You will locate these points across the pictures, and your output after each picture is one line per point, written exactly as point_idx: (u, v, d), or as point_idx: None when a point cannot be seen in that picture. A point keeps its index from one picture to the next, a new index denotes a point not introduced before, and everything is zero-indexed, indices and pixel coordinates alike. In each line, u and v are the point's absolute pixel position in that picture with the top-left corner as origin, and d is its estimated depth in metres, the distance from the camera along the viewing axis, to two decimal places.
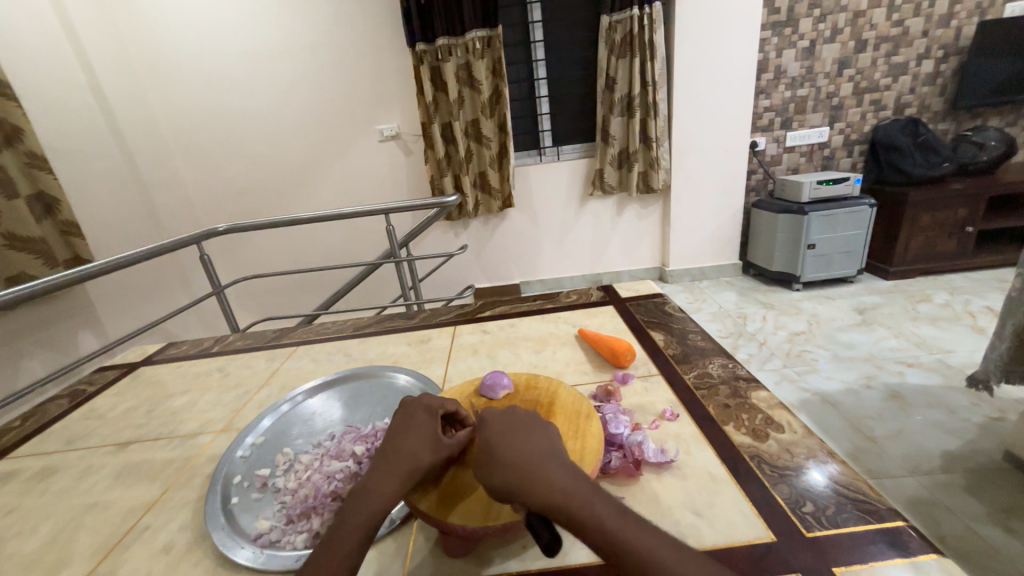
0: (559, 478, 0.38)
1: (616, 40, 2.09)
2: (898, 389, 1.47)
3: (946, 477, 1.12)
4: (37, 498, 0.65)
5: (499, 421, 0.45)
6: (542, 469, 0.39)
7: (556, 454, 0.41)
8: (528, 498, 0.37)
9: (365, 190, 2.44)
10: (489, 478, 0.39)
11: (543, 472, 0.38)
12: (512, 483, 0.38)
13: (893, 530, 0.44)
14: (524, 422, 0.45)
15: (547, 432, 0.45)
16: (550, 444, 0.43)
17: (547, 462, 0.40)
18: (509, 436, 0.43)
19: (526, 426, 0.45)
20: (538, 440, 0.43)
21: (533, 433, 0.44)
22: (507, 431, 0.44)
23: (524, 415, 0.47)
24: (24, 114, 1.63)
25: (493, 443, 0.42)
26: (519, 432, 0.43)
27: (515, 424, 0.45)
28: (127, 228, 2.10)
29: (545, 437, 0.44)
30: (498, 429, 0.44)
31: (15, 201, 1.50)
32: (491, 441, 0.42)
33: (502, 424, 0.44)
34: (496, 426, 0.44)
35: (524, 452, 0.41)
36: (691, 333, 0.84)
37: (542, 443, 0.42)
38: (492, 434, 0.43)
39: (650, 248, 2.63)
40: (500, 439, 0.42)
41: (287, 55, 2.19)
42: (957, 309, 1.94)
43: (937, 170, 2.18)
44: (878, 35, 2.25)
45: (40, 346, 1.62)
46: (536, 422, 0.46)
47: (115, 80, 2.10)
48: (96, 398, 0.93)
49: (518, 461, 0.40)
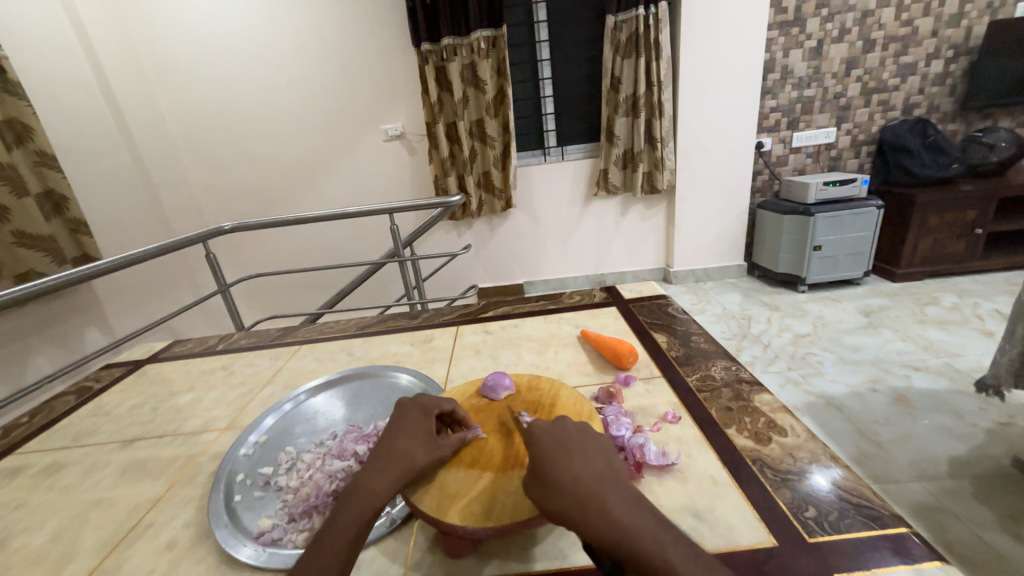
0: (621, 510, 0.37)
1: (622, 40, 2.08)
2: (905, 393, 1.46)
3: (953, 482, 1.11)
4: (44, 494, 0.66)
5: (555, 436, 0.44)
6: (603, 498, 0.38)
7: (616, 480, 0.41)
8: (588, 525, 0.36)
9: (369, 190, 2.45)
10: (546, 498, 0.39)
11: (605, 501, 0.38)
12: (575, 509, 0.37)
13: (897, 536, 0.44)
14: (580, 438, 0.45)
15: (602, 450, 0.44)
16: (608, 467, 0.42)
17: (607, 488, 0.39)
18: (566, 453, 0.42)
19: (582, 443, 0.44)
20: (595, 461, 0.42)
21: (589, 453, 0.43)
22: (565, 447, 0.43)
23: (577, 430, 0.46)
24: (34, 113, 1.64)
25: (551, 458, 0.41)
26: (576, 450, 0.43)
27: (571, 440, 0.44)
28: (135, 226, 2.13)
29: (602, 458, 0.43)
30: (554, 443, 0.43)
31: (24, 200, 1.52)
32: (549, 458, 0.41)
33: (558, 439, 0.44)
34: (549, 440, 0.43)
35: (582, 474, 0.40)
36: (694, 335, 0.84)
37: (600, 465, 0.42)
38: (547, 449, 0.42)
39: (654, 249, 2.62)
40: (559, 456, 0.42)
41: (293, 54, 2.20)
42: (966, 312, 1.92)
43: (946, 172, 2.15)
44: (887, 35, 2.23)
45: (48, 343, 1.65)
46: (589, 437, 0.45)
47: (123, 78, 2.11)
48: (102, 395, 0.94)
49: (578, 484, 0.39)
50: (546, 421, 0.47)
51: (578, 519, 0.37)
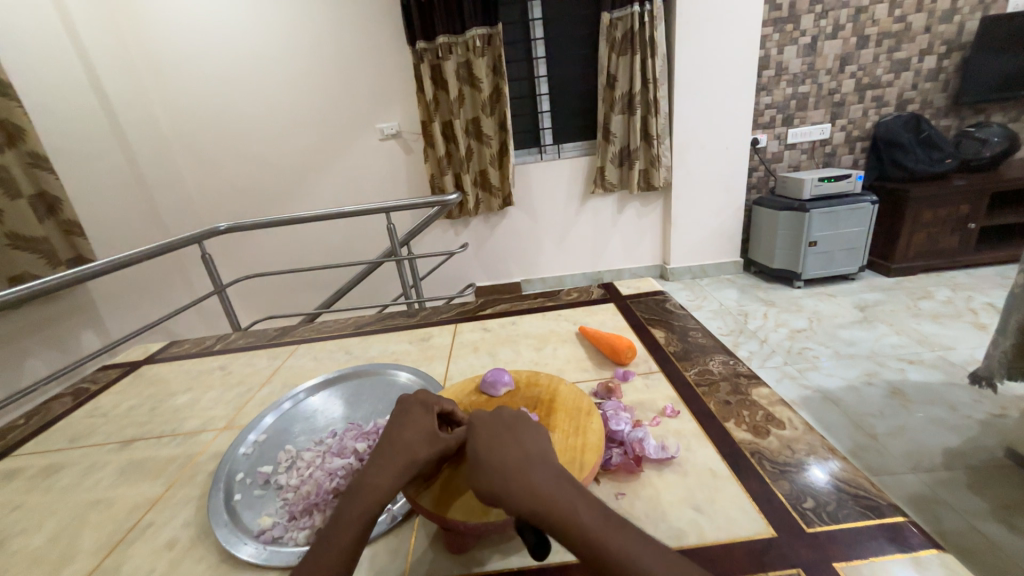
0: (545, 485, 0.37)
1: (617, 37, 2.08)
2: (900, 386, 1.47)
3: (948, 474, 1.12)
4: (42, 495, 0.66)
5: (487, 420, 0.44)
6: (528, 474, 0.38)
7: (545, 458, 0.40)
8: (511, 500, 0.36)
9: (365, 189, 2.44)
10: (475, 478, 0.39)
11: (528, 477, 0.37)
12: (496, 488, 0.37)
13: (894, 525, 0.44)
14: (513, 420, 0.44)
15: (536, 430, 0.44)
16: (538, 447, 0.42)
17: (533, 463, 0.39)
18: (496, 436, 0.42)
19: (515, 424, 0.44)
20: (525, 441, 0.42)
21: (521, 432, 0.43)
22: (496, 429, 0.43)
23: (513, 412, 0.46)
24: (25, 113, 1.62)
25: (480, 442, 0.41)
26: (508, 431, 0.43)
27: (503, 422, 0.44)
28: (129, 227, 2.11)
29: (535, 439, 0.43)
30: (485, 426, 0.43)
31: (17, 202, 1.51)
32: (478, 440, 0.42)
33: (490, 422, 0.44)
34: (482, 427, 0.43)
35: (509, 453, 0.40)
36: (691, 330, 0.84)
37: (530, 444, 0.41)
38: (479, 435, 0.42)
39: (650, 245, 2.63)
40: (487, 439, 0.41)
41: (289, 54, 2.18)
42: (959, 305, 1.94)
43: (940, 166, 2.18)
44: (880, 31, 2.24)
45: (42, 345, 1.63)
46: (523, 419, 0.45)
47: (116, 78, 2.09)
48: (100, 396, 0.93)
49: (504, 463, 0.39)
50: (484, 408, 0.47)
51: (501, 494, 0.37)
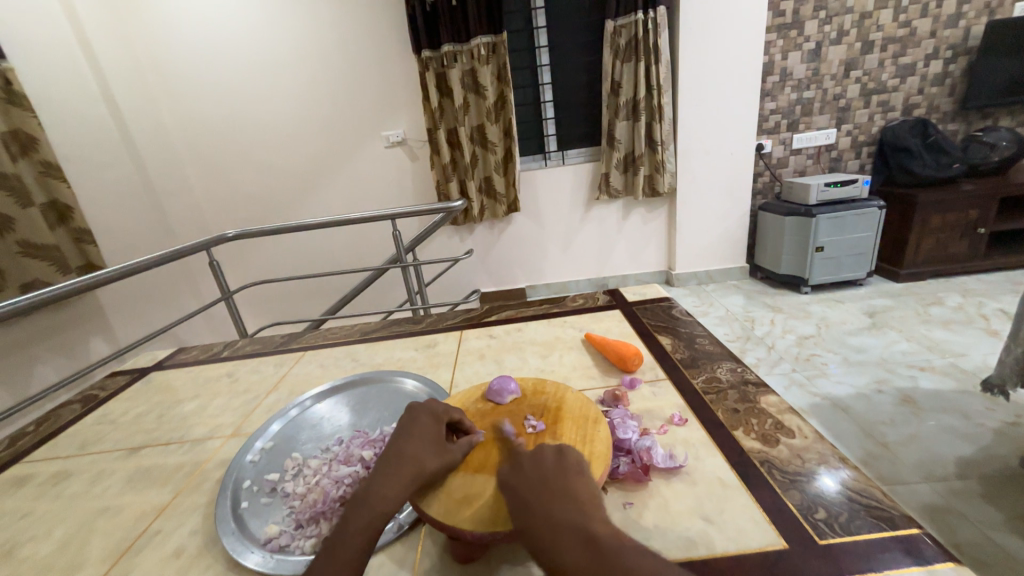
0: (569, 556, 0.35)
1: (621, 45, 2.09)
2: (910, 393, 1.45)
3: (962, 483, 1.10)
4: (50, 502, 0.66)
5: (511, 484, 0.44)
6: (554, 547, 0.36)
7: (568, 516, 0.38)
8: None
9: (370, 196, 2.46)
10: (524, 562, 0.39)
11: (553, 551, 0.36)
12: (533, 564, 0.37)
13: (908, 537, 0.43)
14: (537, 482, 0.43)
15: (565, 482, 0.42)
16: (566, 509, 0.39)
17: (562, 535, 0.37)
18: (522, 509, 0.41)
19: (540, 485, 0.42)
20: (551, 500, 0.40)
21: (547, 495, 0.41)
22: (521, 498, 0.42)
23: (535, 470, 0.44)
24: (39, 124, 1.66)
25: (513, 519, 0.41)
26: (533, 499, 0.41)
27: (527, 488, 0.42)
28: (139, 234, 2.14)
29: (558, 492, 0.41)
30: (511, 491, 0.43)
31: (30, 210, 1.54)
32: (509, 519, 0.41)
33: (513, 486, 0.43)
34: (507, 492, 0.43)
35: (538, 529, 0.38)
36: (698, 338, 0.83)
37: (556, 508, 0.39)
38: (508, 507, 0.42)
39: (656, 251, 2.62)
40: (513, 509, 0.41)
41: (296, 64, 2.22)
42: (970, 311, 1.91)
43: (947, 171, 2.16)
44: (885, 36, 2.24)
45: (52, 352, 1.65)
46: (548, 470, 0.44)
47: (126, 88, 2.13)
48: (109, 403, 0.94)
49: (535, 545, 0.38)
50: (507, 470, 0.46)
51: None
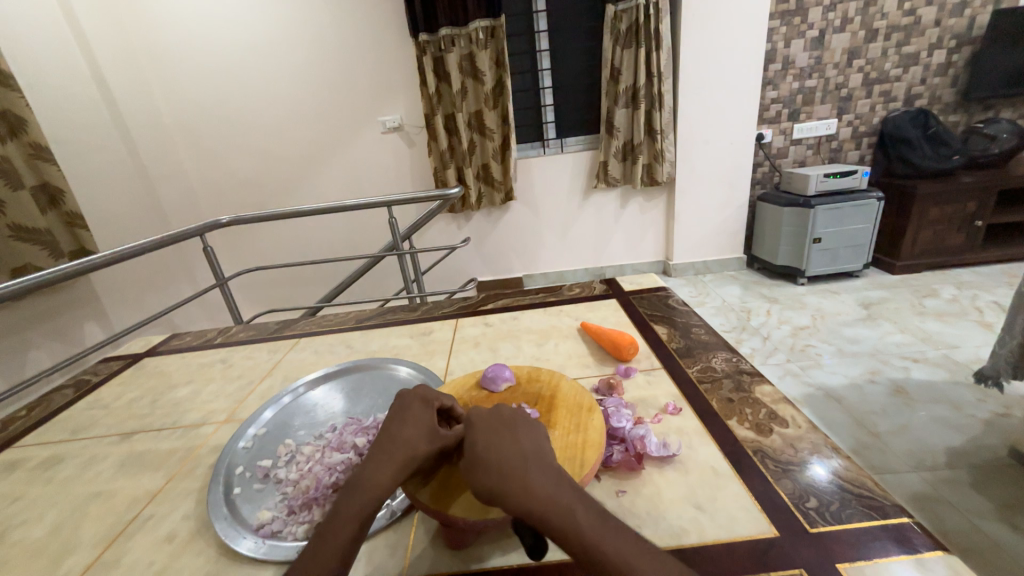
0: (542, 484, 0.38)
1: (622, 30, 2.05)
2: (903, 384, 1.46)
3: (950, 473, 1.12)
4: (42, 487, 0.66)
5: (482, 417, 0.44)
6: (525, 474, 0.38)
7: (538, 453, 0.41)
8: (509, 498, 0.37)
9: (366, 183, 2.43)
10: (474, 476, 0.39)
11: (525, 476, 0.38)
12: (492, 485, 0.38)
13: (898, 526, 0.44)
14: (508, 418, 0.45)
15: (530, 427, 0.44)
16: (534, 445, 0.42)
17: (533, 465, 0.39)
18: (494, 437, 0.42)
19: (511, 424, 0.44)
20: (521, 438, 0.42)
21: (519, 432, 0.43)
22: (491, 425, 0.43)
23: (507, 412, 0.46)
24: (26, 104, 1.62)
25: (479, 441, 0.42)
26: (503, 430, 0.43)
27: (499, 423, 0.44)
28: (131, 219, 2.11)
29: (529, 434, 0.43)
30: (481, 423, 0.44)
31: (19, 194, 1.51)
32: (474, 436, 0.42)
33: (485, 419, 0.44)
34: (477, 421, 0.44)
35: (507, 456, 0.40)
36: (694, 327, 0.83)
37: (526, 442, 0.42)
38: (475, 432, 0.42)
39: (653, 241, 2.62)
40: (482, 435, 0.42)
41: (289, 47, 2.17)
42: (964, 304, 1.92)
43: (947, 163, 2.15)
44: (890, 24, 2.20)
45: (45, 337, 1.64)
46: (518, 414, 0.46)
47: (117, 69, 2.08)
48: (101, 388, 0.94)
49: (502, 462, 0.39)
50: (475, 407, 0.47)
51: (501, 496, 0.37)
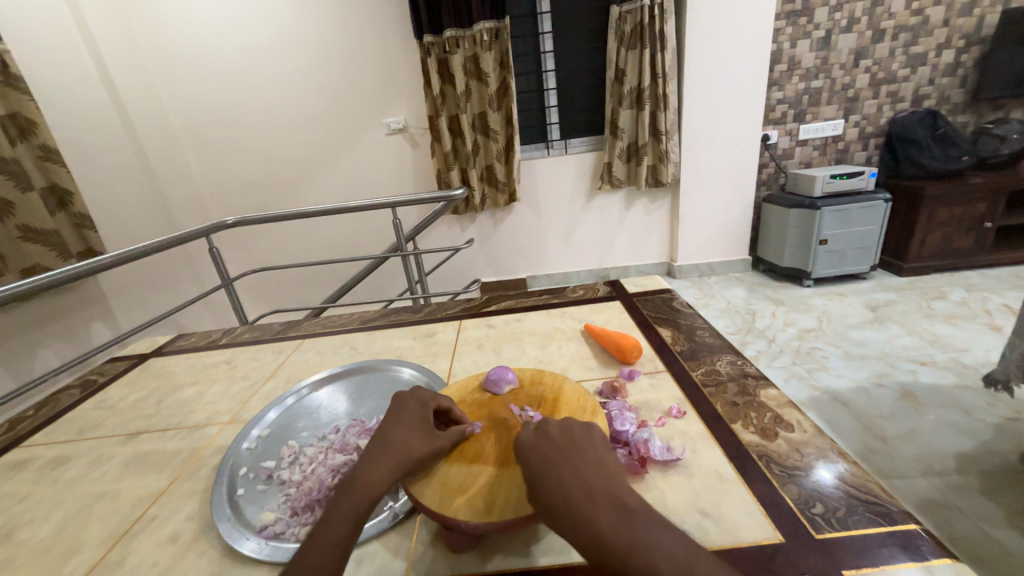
0: (613, 526, 0.35)
1: (626, 31, 2.04)
2: (911, 387, 1.45)
3: (960, 478, 1.10)
4: (48, 487, 0.66)
5: (538, 448, 0.43)
6: (594, 516, 0.36)
7: (604, 485, 0.39)
8: (582, 542, 0.35)
9: (370, 184, 2.44)
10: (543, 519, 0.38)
11: (593, 519, 0.36)
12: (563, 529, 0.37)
13: (906, 533, 0.43)
14: (566, 444, 0.43)
15: (591, 450, 0.42)
16: (598, 475, 0.40)
17: (598, 498, 0.37)
18: (561, 461, 0.41)
19: (571, 449, 0.42)
20: (584, 470, 0.40)
21: (580, 462, 0.41)
22: (548, 456, 0.42)
23: (562, 434, 0.44)
24: (36, 106, 1.64)
25: (538, 472, 0.41)
26: (563, 460, 0.41)
27: (558, 449, 0.42)
28: (138, 219, 2.13)
29: (590, 462, 0.41)
30: (538, 454, 0.42)
31: (28, 195, 1.53)
32: (534, 472, 0.41)
33: (541, 449, 0.42)
34: (533, 453, 0.42)
35: (571, 494, 0.38)
36: (698, 330, 0.83)
37: (590, 474, 0.40)
38: (534, 468, 0.41)
39: (657, 243, 2.61)
40: (540, 471, 0.40)
41: (294, 48, 2.18)
42: (974, 306, 1.90)
43: (956, 164, 2.13)
44: (897, 24, 2.19)
45: (53, 337, 1.66)
46: (576, 439, 0.44)
47: (125, 72, 2.11)
48: (107, 388, 0.94)
49: (566, 503, 0.38)
50: (530, 429, 0.46)
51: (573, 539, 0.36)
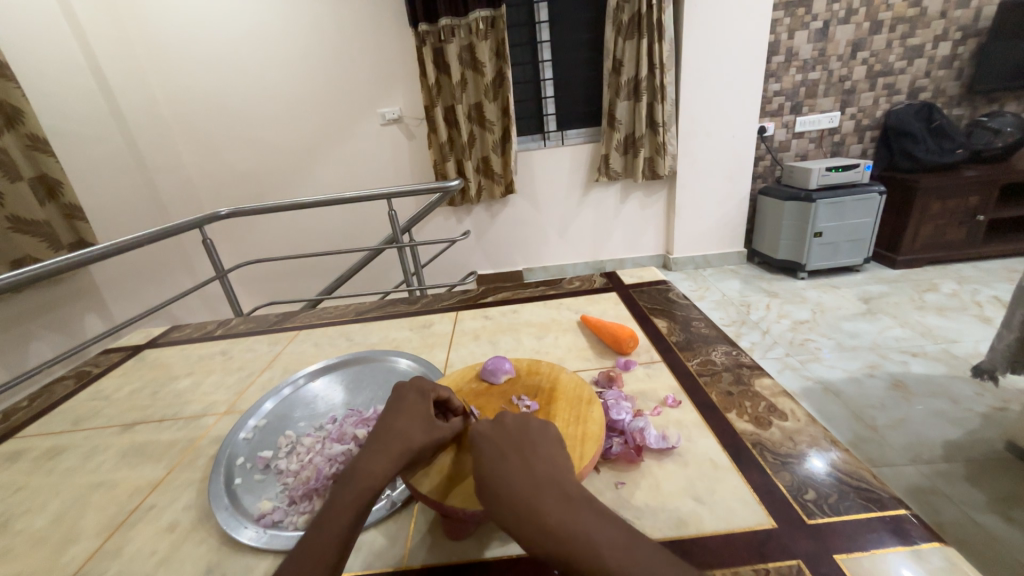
0: (557, 517, 0.36)
1: (624, 20, 2.02)
2: (902, 378, 1.47)
3: (947, 466, 1.12)
4: (44, 477, 0.66)
5: (493, 442, 0.43)
6: (539, 508, 0.37)
7: (554, 478, 0.40)
8: (524, 532, 0.36)
9: (366, 175, 2.42)
10: (489, 511, 0.39)
11: (537, 510, 0.37)
12: (507, 521, 0.37)
13: (896, 518, 0.44)
14: (520, 438, 0.44)
15: (546, 444, 0.43)
16: (548, 469, 0.41)
17: (545, 491, 0.38)
18: (513, 455, 0.42)
19: (526, 444, 0.43)
20: (534, 463, 0.41)
21: (531, 456, 0.42)
22: (502, 450, 0.42)
23: (518, 428, 0.45)
24: (23, 94, 1.60)
25: (491, 465, 0.41)
26: (515, 454, 0.42)
27: (512, 444, 0.43)
28: (130, 210, 2.10)
29: (543, 457, 0.42)
30: (491, 448, 0.43)
31: (17, 185, 1.50)
32: (485, 466, 0.41)
33: (495, 442, 0.43)
34: (486, 447, 0.43)
35: (519, 487, 0.39)
36: (694, 321, 0.83)
37: (540, 468, 0.41)
38: (487, 461, 0.41)
39: (654, 235, 2.61)
40: (492, 464, 0.41)
41: (287, 36, 2.14)
42: (964, 298, 1.92)
43: (950, 157, 2.14)
44: (895, 16, 2.18)
45: (46, 329, 1.64)
46: (533, 433, 0.44)
47: (115, 60, 2.06)
48: (101, 379, 0.94)
49: (513, 494, 0.38)
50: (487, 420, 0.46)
51: (517, 531, 0.36)
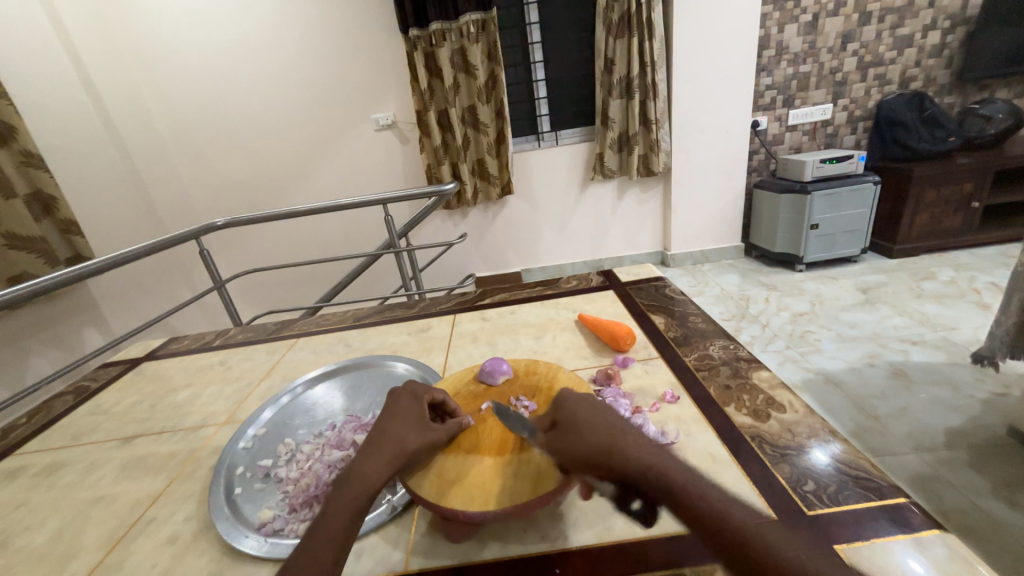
0: (652, 455, 0.38)
1: (613, 20, 2.03)
2: (902, 366, 1.47)
3: (950, 453, 1.12)
4: (45, 492, 0.66)
5: (576, 397, 0.46)
6: (633, 445, 0.39)
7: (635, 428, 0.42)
8: (623, 463, 0.37)
9: (362, 180, 2.42)
10: (580, 446, 0.40)
11: (633, 445, 0.39)
12: (603, 452, 0.38)
13: (895, 506, 0.44)
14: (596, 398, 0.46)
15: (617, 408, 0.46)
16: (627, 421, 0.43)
17: (636, 436, 0.40)
18: (597, 407, 0.44)
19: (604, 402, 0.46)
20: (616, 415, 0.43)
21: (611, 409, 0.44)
22: (585, 403, 0.45)
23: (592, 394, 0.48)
24: (17, 112, 1.61)
25: (579, 413, 0.43)
26: (597, 406, 0.44)
27: (594, 399, 0.46)
28: (127, 223, 2.11)
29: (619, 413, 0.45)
30: (576, 401, 0.45)
31: (12, 202, 1.50)
32: (575, 412, 0.43)
33: (579, 398, 0.45)
34: (572, 400, 0.45)
35: (611, 428, 0.41)
36: (691, 316, 0.83)
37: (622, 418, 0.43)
38: (574, 410, 0.44)
39: (650, 232, 2.61)
40: (581, 411, 0.43)
41: (278, 46, 2.15)
42: (962, 286, 1.92)
43: (942, 145, 2.15)
44: (883, 7, 2.19)
45: (46, 344, 1.64)
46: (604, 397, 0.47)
47: (108, 75, 2.07)
48: (100, 394, 0.94)
49: (606, 434, 0.40)
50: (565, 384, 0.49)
51: (615, 461, 0.38)
